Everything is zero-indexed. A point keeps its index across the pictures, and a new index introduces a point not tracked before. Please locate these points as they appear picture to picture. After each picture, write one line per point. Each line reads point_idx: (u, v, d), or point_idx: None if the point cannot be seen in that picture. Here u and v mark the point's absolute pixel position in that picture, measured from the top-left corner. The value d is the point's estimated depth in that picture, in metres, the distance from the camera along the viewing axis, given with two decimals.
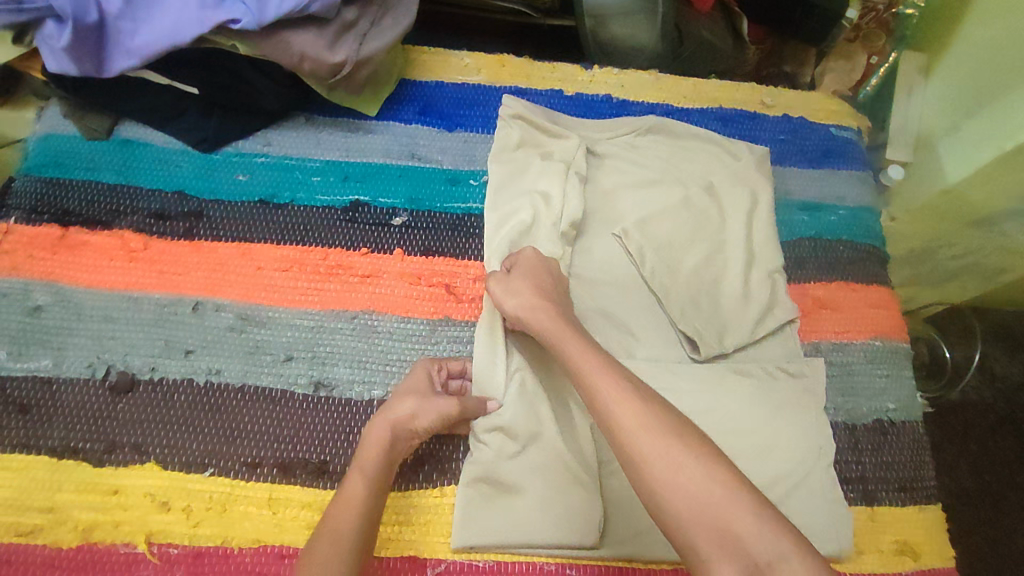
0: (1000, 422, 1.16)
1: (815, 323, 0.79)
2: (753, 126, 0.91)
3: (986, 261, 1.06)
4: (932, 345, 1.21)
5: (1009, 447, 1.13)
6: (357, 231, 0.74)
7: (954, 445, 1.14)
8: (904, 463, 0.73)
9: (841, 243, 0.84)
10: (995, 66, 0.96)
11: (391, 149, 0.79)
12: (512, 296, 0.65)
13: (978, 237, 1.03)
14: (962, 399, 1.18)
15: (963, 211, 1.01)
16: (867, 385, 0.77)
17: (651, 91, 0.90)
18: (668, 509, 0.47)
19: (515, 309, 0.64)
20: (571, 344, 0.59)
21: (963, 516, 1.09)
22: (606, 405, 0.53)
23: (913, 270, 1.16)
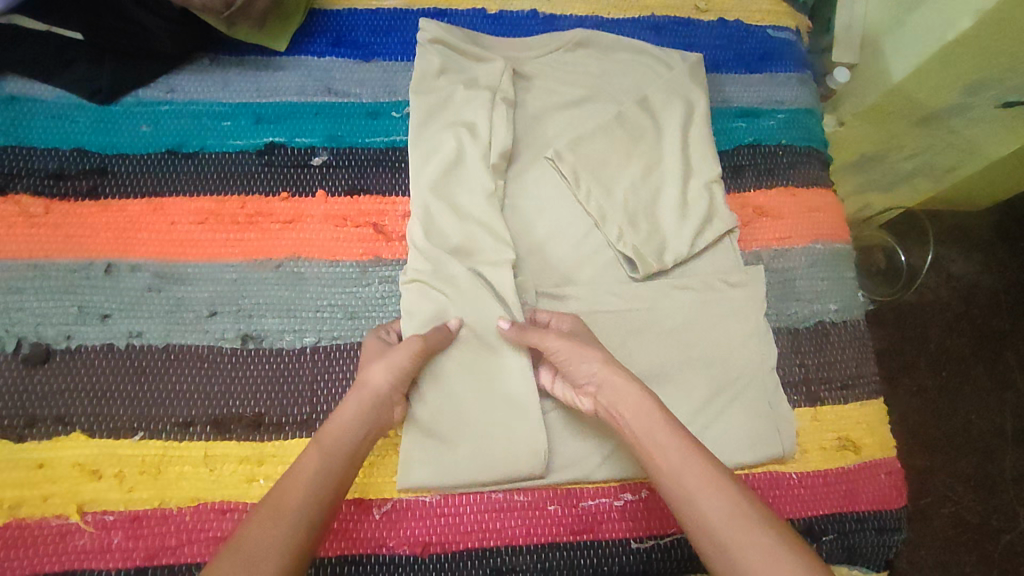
0: (954, 319, 1.19)
1: (755, 231, 0.78)
2: (688, 33, 0.87)
3: (936, 160, 1.06)
4: (888, 252, 1.24)
5: (963, 344, 1.17)
6: (275, 175, 0.70)
7: (907, 346, 1.18)
8: (845, 361, 0.74)
9: (780, 148, 0.83)
10: None
11: (305, 86, 0.74)
12: (582, 364, 0.60)
13: (926, 136, 1.03)
14: (915, 300, 1.21)
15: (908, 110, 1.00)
16: (809, 289, 0.77)
17: (579, 3, 0.85)
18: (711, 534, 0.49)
19: (610, 380, 0.58)
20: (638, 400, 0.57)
21: (916, 411, 1.13)
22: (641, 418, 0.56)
23: (864, 176, 1.17)
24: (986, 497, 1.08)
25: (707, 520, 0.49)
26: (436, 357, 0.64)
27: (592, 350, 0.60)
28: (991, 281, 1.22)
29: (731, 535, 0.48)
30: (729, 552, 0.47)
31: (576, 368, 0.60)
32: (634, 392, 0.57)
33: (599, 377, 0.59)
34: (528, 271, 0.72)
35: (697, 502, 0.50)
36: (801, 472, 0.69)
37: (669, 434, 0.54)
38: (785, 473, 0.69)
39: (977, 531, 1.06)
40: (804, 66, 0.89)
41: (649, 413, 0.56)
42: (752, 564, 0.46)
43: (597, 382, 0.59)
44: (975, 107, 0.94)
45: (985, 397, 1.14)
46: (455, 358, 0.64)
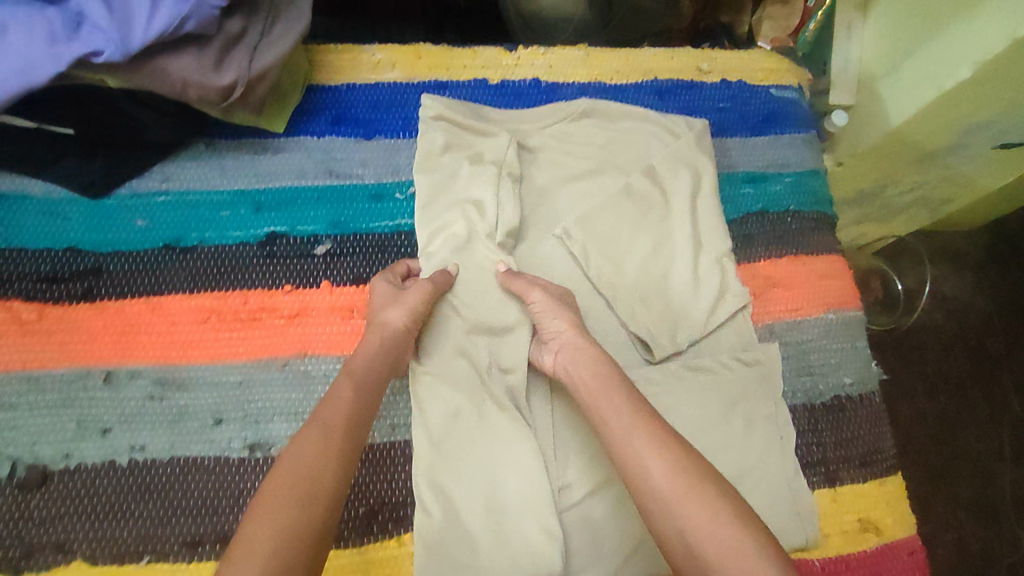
0: (960, 359, 1.18)
1: (768, 303, 0.77)
2: (691, 97, 0.85)
3: (933, 194, 1.09)
4: (885, 278, 1.24)
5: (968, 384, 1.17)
6: (277, 267, 0.68)
7: (905, 370, 1.18)
8: (863, 437, 0.74)
9: (788, 214, 0.82)
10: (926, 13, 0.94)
11: (306, 169, 0.72)
12: (553, 319, 0.65)
13: (926, 171, 1.05)
14: (921, 340, 1.20)
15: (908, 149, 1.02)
16: (823, 361, 0.76)
17: (581, 69, 0.84)
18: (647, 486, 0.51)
19: (566, 330, 0.64)
20: (586, 358, 0.61)
21: (918, 439, 1.13)
22: (591, 390, 0.59)
23: (860, 210, 1.19)
24: (987, 523, 1.08)
25: (650, 476, 0.51)
26: (443, 453, 0.64)
27: (565, 311, 0.65)
28: (985, 304, 1.22)
29: (676, 492, 0.49)
30: (672, 506, 0.49)
31: (547, 322, 0.65)
32: (588, 355, 0.61)
33: (564, 335, 0.64)
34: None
35: (645, 472, 0.51)
36: (824, 558, 0.68)
37: (614, 396, 0.57)
38: (807, 560, 0.68)
39: (978, 558, 1.06)
40: (808, 125, 0.88)
41: (607, 385, 0.58)
42: (693, 515, 0.48)
43: (561, 341, 0.64)
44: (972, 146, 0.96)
45: (983, 421, 1.15)
46: (469, 451, 0.64)
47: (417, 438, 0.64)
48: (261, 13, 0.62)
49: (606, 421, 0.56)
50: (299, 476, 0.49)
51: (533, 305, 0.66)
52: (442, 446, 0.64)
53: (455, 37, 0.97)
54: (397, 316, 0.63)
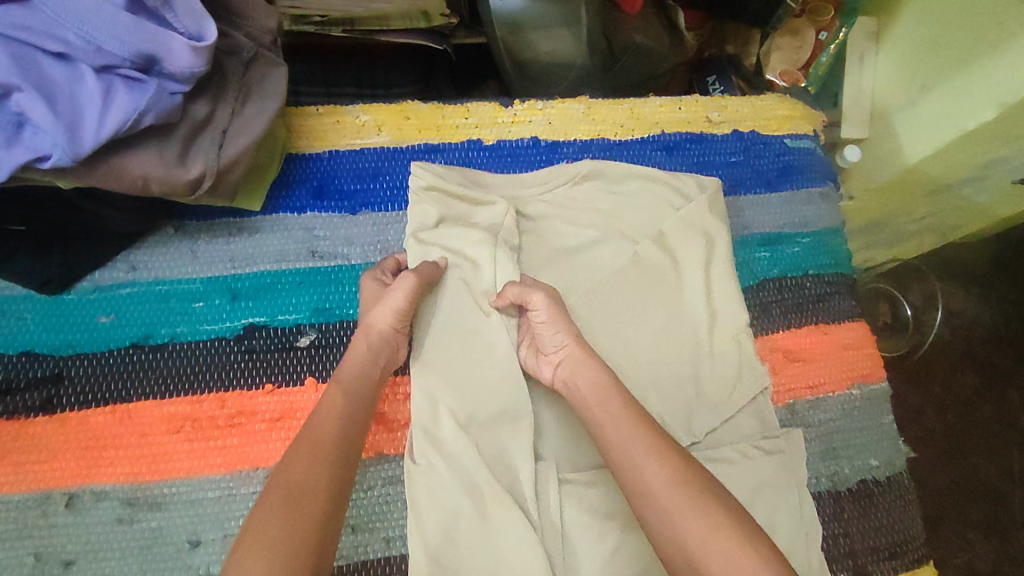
0: (981, 403, 1.14)
1: (788, 379, 0.72)
2: (701, 151, 0.80)
3: (945, 223, 1.06)
4: (893, 302, 1.19)
5: (988, 429, 1.12)
6: (257, 364, 0.62)
7: (919, 409, 1.14)
8: (892, 525, 0.69)
9: (807, 279, 0.77)
10: (950, 56, 0.93)
11: (286, 250, 0.66)
12: (553, 331, 0.61)
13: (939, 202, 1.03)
14: (939, 382, 1.15)
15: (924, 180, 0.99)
16: (847, 441, 0.72)
17: (583, 124, 0.78)
18: (644, 493, 0.50)
19: (568, 341, 0.60)
20: (581, 363, 0.60)
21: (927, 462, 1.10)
22: (589, 393, 0.58)
23: (872, 237, 1.15)
24: (997, 544, 1.06)
25: (648, 485, 0.50)
26: (439, 561, 0.56)
27: (564, 320, 0.62)
28: (990, 316, 1.18)
29: (675, 500, 0.48)
30: (667, 514, 0.48)
31: (546, 334, 0.62)
32: (591, 367, 0.59)
33: (566, 349, 0.61)
34: (547, 438, 0.65)
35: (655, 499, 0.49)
36: None
37: (616, 398, 0.56)
38: None
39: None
40: (826, 177, 0.83)
41: (610, 405, 0.56)
42: (690, 523, 0.47)
43: (563, 353, 0.61)
44: (989, 178, 0.93)
45: (992, 439, 1.12)
46: (469, 559, 0.57)
47: (414, 551, 0.57)
48: (230, 91, 0.57)
49: (610, 438, 0.54)
50: (287, 499, 0.46)
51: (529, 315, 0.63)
52: (437, 555, 0.57)
53: (450, 91, 0.95)
54: (387, 317, 0.61)
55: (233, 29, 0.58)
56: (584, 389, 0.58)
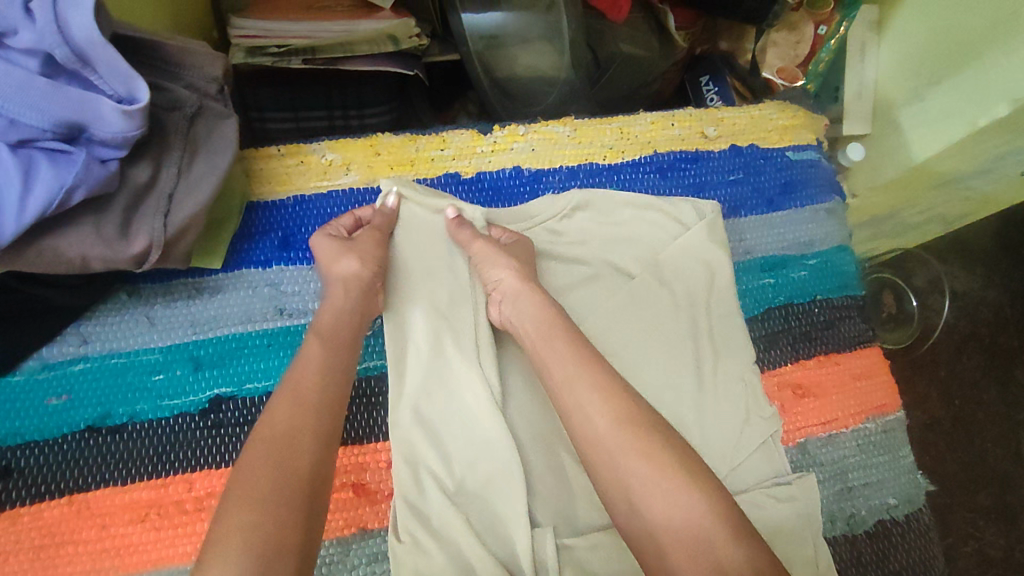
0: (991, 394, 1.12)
1: (799, 417, 0.67)
2: (697, 170, 0.74)
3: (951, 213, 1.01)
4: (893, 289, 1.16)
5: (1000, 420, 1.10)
6: (226, 440, 0.57)
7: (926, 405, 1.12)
8: (913, 567, 0.65)
9: (815, 305, 0.72)
10: (952, 49, 0.88)
11: (252, 309, 0.61)
12: (496, 268, 0.61)
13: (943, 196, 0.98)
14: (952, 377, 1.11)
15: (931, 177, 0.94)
16: (863, 479, 0.67)
17: (568, 149, 0.72)
18: (590, 432, 0.49)
19: (508, 277, 0.60)
20: (520, 296, 0.59)
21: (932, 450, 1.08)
22: (532, 329, 0.56)
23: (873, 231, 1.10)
24: (1005, 529, 1.03)
25: (592, 427, 0.49)
26: None
27: (506, 256, 0.61)
28: (996, 301, 1.15)
29: (619, 443, 0.48)
30: (613, 458, 0.47)
31: (488, 271, 0.61)
32: (532, 298, 0.58)
33: (506, 282, 0.60)
34: (542, 500, 0.59)
35: (640, 498, 0.46)
36: None
37: (557, 333, 0.55)
38: None
39: (1000, 566, 1.02)
40: (832, 190, 0.77)
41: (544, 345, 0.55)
42: (636, 468, 0.46)
43: (504, 290, 0.60)
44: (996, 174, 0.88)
45: (997, 422, 1.10)
46: None
47: None
48: (174, 150, 0.51)
49: (566, 386, 0.52)
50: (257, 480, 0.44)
51: (473, 257, 0.63)
52: None
53: (429, 113, 0.92)
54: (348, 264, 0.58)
55: (170, 82, 0.52)
56: (521, 316, 0.58)
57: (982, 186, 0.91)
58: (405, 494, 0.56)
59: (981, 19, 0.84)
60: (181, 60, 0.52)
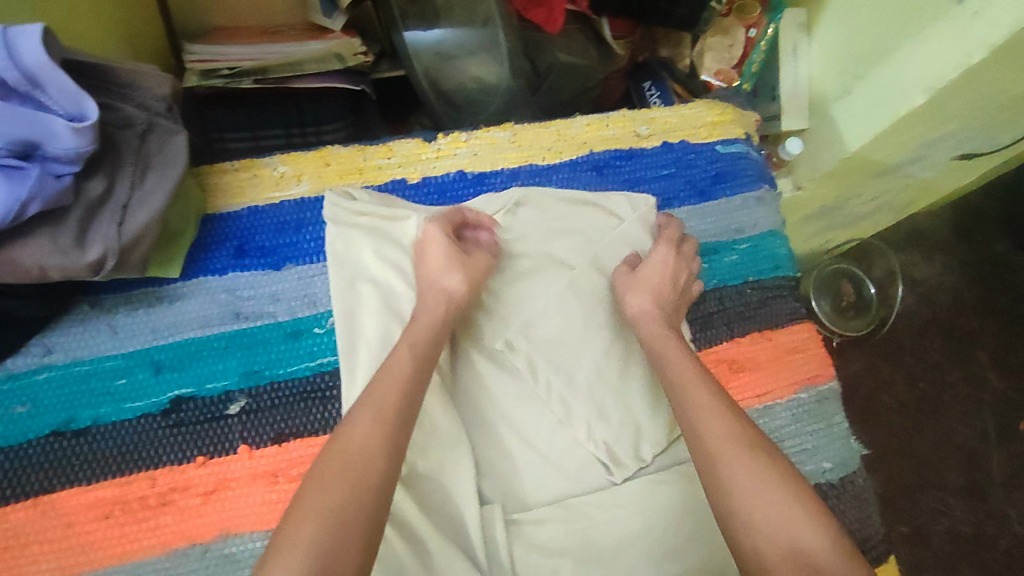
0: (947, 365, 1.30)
1: (735, 392, 0.71)
2: (632, 166, 0.79)
3: (894, 199, 1.19)
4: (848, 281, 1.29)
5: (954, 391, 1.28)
6: (187, 437, 0.60)
7: (894, 375, 1.29)
8: (849, 527, 0.69)
9: (747, 286, 0.76)
10: (874, 43, 0.94)
11: (211, 314, 0.65)
12: (636, 291, 0.67)
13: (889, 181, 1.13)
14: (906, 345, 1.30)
15: (864, 159, 1.01)
16: (798, 447, 0.71)
17: (509, 152, 0.77)
18: (701, 444, 0.54)
19: (642, 304, 0.66)
20: (655, 325, 0.64)
21: (901, 429, 1.25)
22: (658, 346, 0.63)
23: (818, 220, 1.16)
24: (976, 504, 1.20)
25: (702, 439, 0.54)
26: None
27: (648, 283, 0.67)
28: (950, 288, 1.35)
29: (723, 452, 0.52)
30: (720, 469, 0.52)
31: (628, 289, 0.67)
32: (659, 326, 0.64)
33: (637, 307, 0.66)
34: (491, 478, 0.63)
35: (739, 504, 0.50)
36: None
37: (675, 350, 0.62)
38: None
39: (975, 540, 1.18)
40: (761, 179, 0.82)
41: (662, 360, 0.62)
42: (739, 475, 0.51)
43: (634, 313, 0.66)
44: (931, 157, 1.03)
45: (963, 401, 1.28)
46: None
47: None
48: (126, 166, 0.55)
49: (688, 397, 0.57)
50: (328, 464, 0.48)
51: (615, 282, 0.69)
52: None
53: (381, 127, 0.96)
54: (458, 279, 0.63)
55: (121, 102, 0.56)
56: (658, 333, 0.64)
57: (920, 172, 1.09)
58: (358, 480, 0.59)
59: (896, 14, 0.89)
60: (131, 82, 0.56)
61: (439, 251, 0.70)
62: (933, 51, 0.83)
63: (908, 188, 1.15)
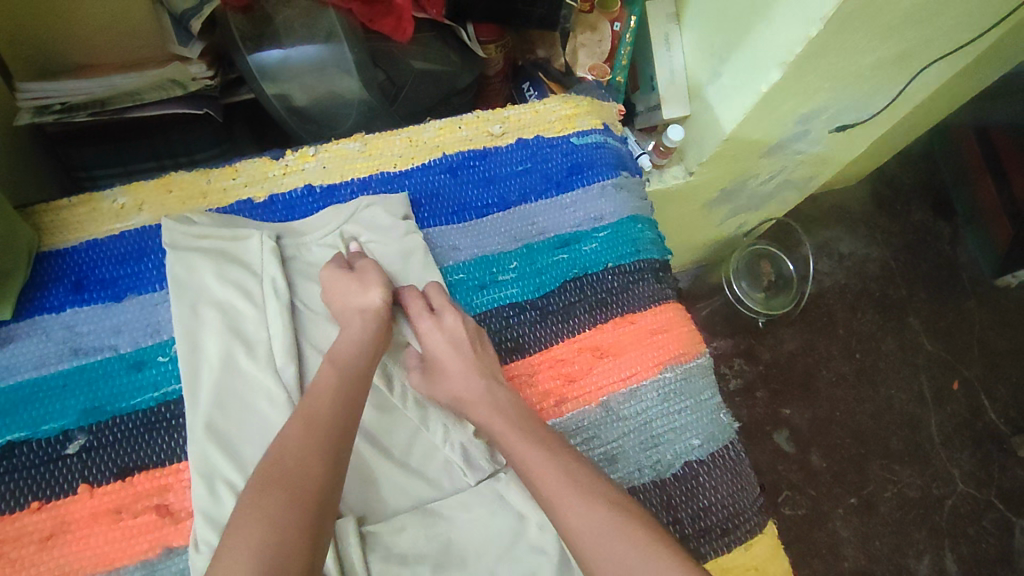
0: (876, 334, 1.47)
1: (598, 378, 0.72)
2: (486, 166, 0.80)
3: (795, 175, 1.25)
4: (758, 266, 1.47)
5: (885, 356, 1.45)
6: (21, 483, 0.58)
7: (819, 342, 1.45)
8: (721, 502, 0.69)
9: (607, 272, 0.77)
10: (729, 26, 0.96)
11: (46, 353, 0.63)
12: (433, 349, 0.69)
13: (779, 159, 1.16)
14: (812, 319, 1.47)
15: (743, 138, 1.04)
16: (666, 426, 0.71)
17: (359, 162, 0.77)
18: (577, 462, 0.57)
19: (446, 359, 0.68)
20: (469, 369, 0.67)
21: (840, 403, 1.40)
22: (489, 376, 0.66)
23: None
24: (920, 470, 1.35)
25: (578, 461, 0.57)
26: None
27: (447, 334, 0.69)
28: (849, 280, 1.51)
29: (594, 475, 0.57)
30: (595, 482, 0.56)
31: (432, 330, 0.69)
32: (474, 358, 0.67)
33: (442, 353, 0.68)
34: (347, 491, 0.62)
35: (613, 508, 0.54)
36: None
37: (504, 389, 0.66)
38: None
39: (919, 502, 1.33)
40: (618, 166, 0.84)
41: (492, 390, 0.66)
42: None
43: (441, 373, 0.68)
44: (812, 130, 1.08)
45: (899, 368, 1.44)
46: None
47: None
48: None
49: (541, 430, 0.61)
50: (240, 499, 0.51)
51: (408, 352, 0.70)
52: None
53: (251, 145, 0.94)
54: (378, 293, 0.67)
55: None
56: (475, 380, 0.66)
57: (810, 148, 1.15)
58: (204, 506, 0.58)
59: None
60: None
61: (287, 267, 0.70)
62: (775, 27, 0.86)
63: (804, 164, 1.21)
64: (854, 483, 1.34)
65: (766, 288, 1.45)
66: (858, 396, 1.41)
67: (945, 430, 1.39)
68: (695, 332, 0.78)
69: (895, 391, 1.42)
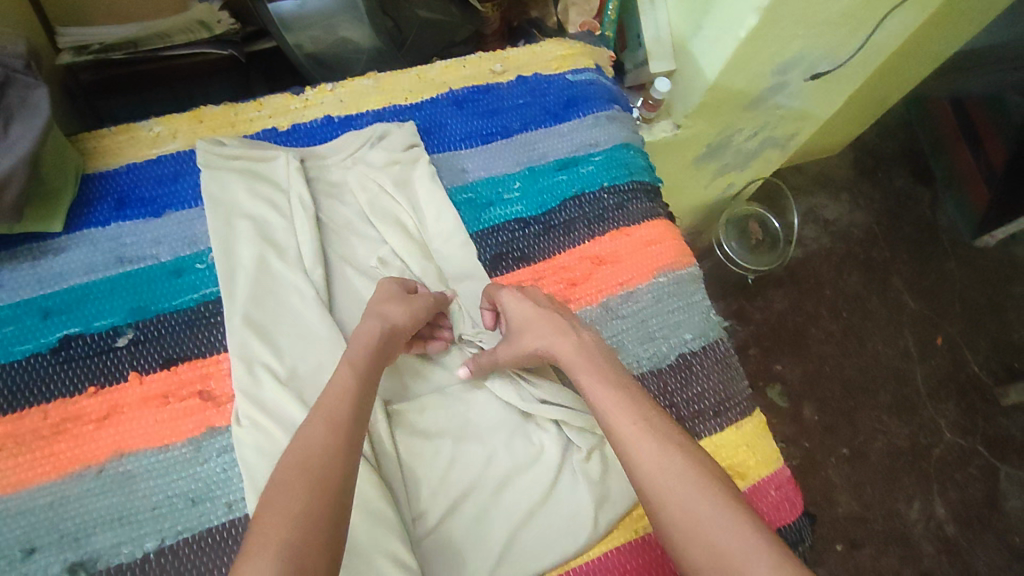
0: (861, 291, 1.54)
1: (597, 283, 0.78)
2: (489, 100, 0.87)
3: (776, 132, 1.32)
4: (746, 224, 1.54)
5: (871, 313, 1.52)
6: (78, 370, 0.64)
7: (807, 298, 1.53)
8: (713, 388, 0.76)
9: (603, 192, 0.83)
10: None
11: (94, 261, 0.69)
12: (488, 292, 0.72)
13: (761, 113, 1.23)
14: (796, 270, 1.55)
15: (724, 88, 1.11)
16: (662, 323, 0.78)
17: (372, 96, 0.84)
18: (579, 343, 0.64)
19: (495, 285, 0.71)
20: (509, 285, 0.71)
21: (829, 357, 1.47)
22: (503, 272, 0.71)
23: None
24: (907, 421, 1.41)
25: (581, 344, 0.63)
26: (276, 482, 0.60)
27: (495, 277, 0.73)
28: (832, 242, 1.59)
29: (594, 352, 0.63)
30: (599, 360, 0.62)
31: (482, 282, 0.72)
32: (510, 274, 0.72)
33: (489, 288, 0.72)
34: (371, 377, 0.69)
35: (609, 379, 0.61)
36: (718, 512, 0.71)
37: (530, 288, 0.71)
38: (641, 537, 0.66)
39: (907, 451, 1.38)
40: (611, 101, 0.91)
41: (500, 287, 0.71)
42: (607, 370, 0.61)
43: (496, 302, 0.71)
44: (790, 82, 1.15)
45: (885, 327, 1.51)
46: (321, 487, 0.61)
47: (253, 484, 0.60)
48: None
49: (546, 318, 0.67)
50: None
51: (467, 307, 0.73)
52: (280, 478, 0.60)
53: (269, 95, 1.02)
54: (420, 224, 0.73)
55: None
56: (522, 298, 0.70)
57: (789, 102, 1.22)
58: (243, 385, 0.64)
59: None
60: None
61: (309, 185, 0.76)
62: None
63: (785, 120, 1.28)
64: (846, 435, 1.39)
65: (754, 245, 1.54)
66: (846, 347, 1.48)
67: (931, 381, 1.46)
68: (684, 244, 0.84)
69: (882, 344, 1.49)
